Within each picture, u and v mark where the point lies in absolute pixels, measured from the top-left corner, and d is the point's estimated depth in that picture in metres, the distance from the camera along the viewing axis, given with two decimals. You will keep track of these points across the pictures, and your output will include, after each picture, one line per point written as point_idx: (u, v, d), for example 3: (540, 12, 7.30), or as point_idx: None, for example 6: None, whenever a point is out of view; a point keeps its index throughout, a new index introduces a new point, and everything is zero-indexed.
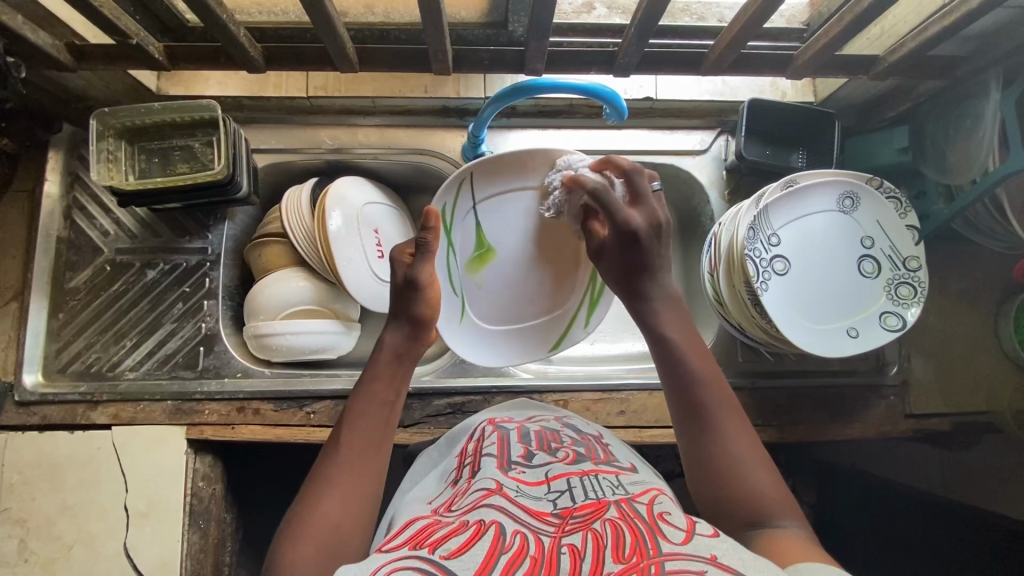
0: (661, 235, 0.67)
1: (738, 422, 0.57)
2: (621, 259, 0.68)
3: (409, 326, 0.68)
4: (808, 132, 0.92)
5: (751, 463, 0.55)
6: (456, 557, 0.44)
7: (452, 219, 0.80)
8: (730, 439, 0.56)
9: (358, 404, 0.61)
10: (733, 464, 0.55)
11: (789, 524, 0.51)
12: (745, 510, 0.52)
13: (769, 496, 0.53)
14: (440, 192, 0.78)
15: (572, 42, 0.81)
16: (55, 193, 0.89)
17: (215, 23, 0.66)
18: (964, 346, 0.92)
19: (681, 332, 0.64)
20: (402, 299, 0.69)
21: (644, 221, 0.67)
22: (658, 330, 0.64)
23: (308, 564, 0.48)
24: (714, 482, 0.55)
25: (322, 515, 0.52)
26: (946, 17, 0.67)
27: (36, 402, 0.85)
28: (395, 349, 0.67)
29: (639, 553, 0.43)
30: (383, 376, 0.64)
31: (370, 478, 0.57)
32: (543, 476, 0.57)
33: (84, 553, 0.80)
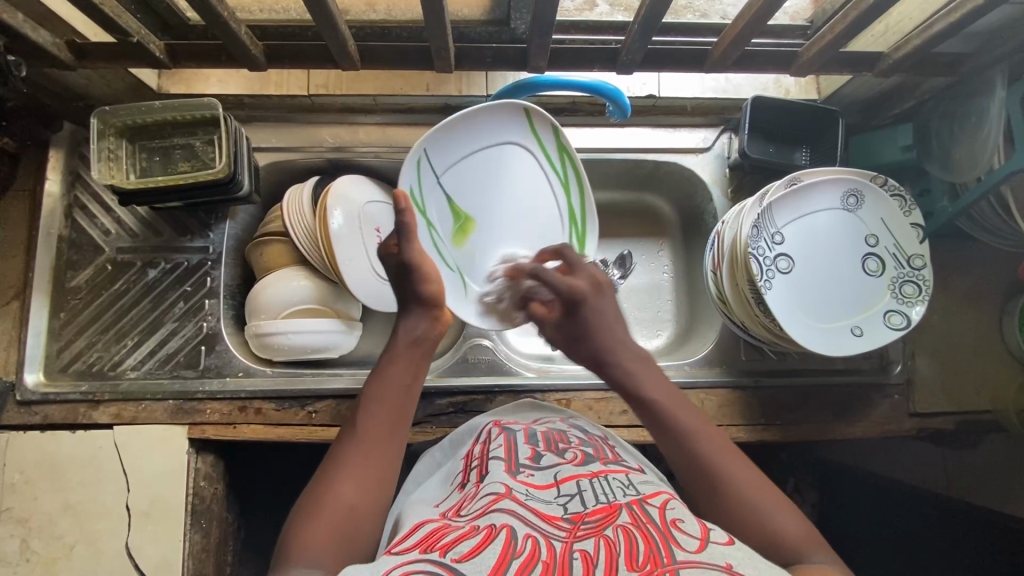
0: (605, 294, 0.69)
1: (742, 464, 0.57)
2: (574, 332, 0.68)
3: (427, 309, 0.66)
4: (811, 129, 0.91)
5: (768, 501, 0.55)
6: (469, 562, 0.44)
7: (423, 197, 0.77)
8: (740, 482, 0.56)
9: (377, 387, 0.61)
10: (752, 509, 0.54)
11: (817, 559, 0.51)
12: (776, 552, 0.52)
13: (795, 534, 0.53)
14: (402, 172, 0.74)
15: (574, 40, 0.80)
16: (56, 192, 0.89)
17: (217, 20, 0.66)
18: (968, 344, 0.92)
19: (657, 388, 0.64)
20: (403, 283, 0.67)
21: (587, 286, 0.69)
22: (634, 393, 0.64)
23: (316, 553, 0.50)
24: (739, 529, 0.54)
25: (335, 500, 0.54)
26: (951, 13, 0.67)
27: (37, 401, 0.84)
28: (414, 335, 0.65)
29: (654, 562, 0.42)
30: (402, 361, 0.63)
31: (383, 465, 0.58)
32: (552, 479, 0.57)
33: (85, 552, 0.80)
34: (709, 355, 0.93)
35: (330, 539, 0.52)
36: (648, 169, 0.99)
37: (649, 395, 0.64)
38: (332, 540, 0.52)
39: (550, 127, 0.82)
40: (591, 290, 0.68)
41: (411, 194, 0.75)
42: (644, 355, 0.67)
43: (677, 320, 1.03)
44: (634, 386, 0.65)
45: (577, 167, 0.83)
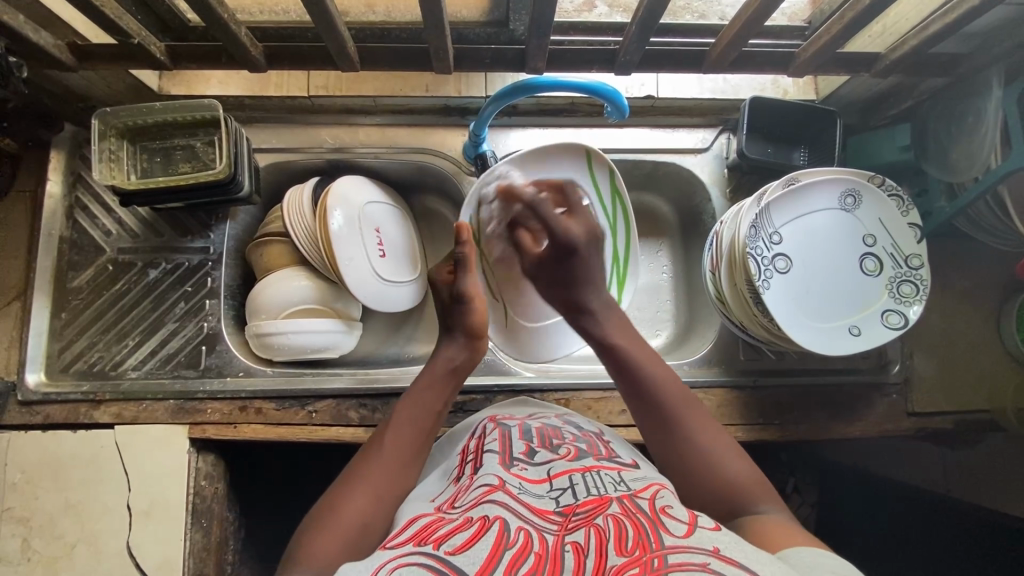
0: (598, 247, 0.74)
1: (698, 414, 0.63)
2: (557, 271, 0.73)
3: (467, 340, 0.71)
4: (809, 130, 0.91)
5: (720, 452, 0.59)
6: (461, 554, 0.44)
7: (480, 230, 0.84)
8: (694, 432, 0.61)
9: (406, 408, 0.66)
10: (708, 457, 0.59)
11: (767, 507, 0.55)
12: (724, 501, 0.56)
13: (744, 482, 0.57)
14: (462, 209, 0.81)
15: (573, 41, 0.81)
16: (57, 193, 0.89)
17: (216, 22, 0.66)
18: (966, 344, 0.92)
19: (624, 337, 0.69)
20: (453, 314, 0.73)
21: (584, 234, 0.73)
22: (603, 339, 0.70)
23: (327, 553, 0.52)
24: (689, 476, 0.59)
25: (350, 506, 0.56)
26: (947, 14, 0.67)
27: (38, 401, 0.85)
28: (450, 363, 0.70)
29: (642, 547, 0.42)
30: (433, 386, 0.68)
31: (397, 483, 0.60)
32: (545, 473, 0.57)
33: (86, 552, 0.80)
34: (708, 354, 0.93)
35: (341, 548, 0.53)
36: (647, 169, 1.00)
37: (617, 342, 0.69)
38: (343, 547, 0.53)
39: (607, 168, 0.85)
40: (585, 235, 0.73)
41: (469, 227, 0.83)
42: (613, 304, 0.74)
43: (675, 319, 1.04)
44: (603, 334, 0.70)
45: (626, 209, 0.87)
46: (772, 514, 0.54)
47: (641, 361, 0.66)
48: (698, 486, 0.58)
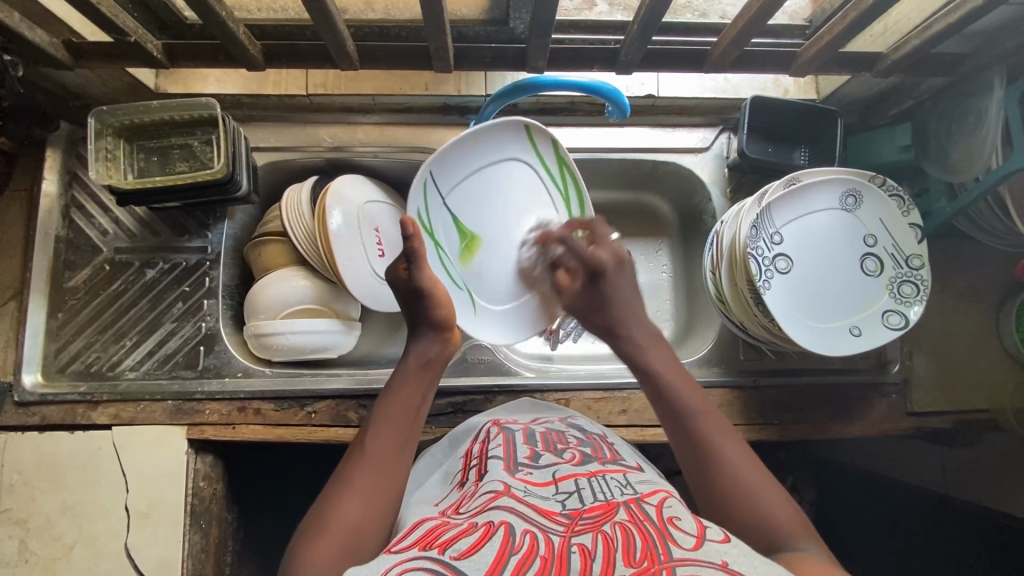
0: (623, 273, 0.72)
1: (734, 443, 0.61)
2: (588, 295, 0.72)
3: (437, 332, 0.69)
4: (810, 129, 0.91)
5: (758, 488, 0.57)
6: (467, 558, 0.44)
7: (430, 217, 0.81)
8: (734, 464, 0.59)
9: (386, 406, 0.64)
10: (747, 493, 0.57)
11: (806, 546, 0.53)
12: (759, 530, 0.55)
13: (785, 520, 0.55)
14: (409, 195, 0.78)
15: (574, 39, 0.80)
16: (53, 192, 0.88)
17: (214, 20, 0.66)
18: (966, 344, 0.92)
19: (664, 362, 0.68)
20: (414, 308, 0.70)
21: (611, 257, 0.72)
22: (641, 363, 0.68)
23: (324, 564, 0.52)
24: (726, 507, 0.57)
25: (342, 516, 0.55)
26: (949, 15, 0.67)
27: (35, 402, 0.84)
28: (423, 356, 0.68)
29: (650, 558, 0.42)
30: (411, 381, 0.66)
31: (388, 483, 0.59)
32: (550, 477, 0.57)
33: (85, 553, 0.80)
34: (708, 355, 0.93)
35: (334, 558, 0.52)
36: (646, 168, 0.99)
37: (658, 369, 0.67)
38: (338, 559, 0.53)
39: (548, 141, 0.84)
40: (613, 263, 0.71)
41: (419, 217, 0.79)
42: (654, 329, 0.71)
43: (675, 319, 1.04)
44: (643, 359, 0.68)
45: (574, 176, 0.87)
46: (811, 552, 0.52)
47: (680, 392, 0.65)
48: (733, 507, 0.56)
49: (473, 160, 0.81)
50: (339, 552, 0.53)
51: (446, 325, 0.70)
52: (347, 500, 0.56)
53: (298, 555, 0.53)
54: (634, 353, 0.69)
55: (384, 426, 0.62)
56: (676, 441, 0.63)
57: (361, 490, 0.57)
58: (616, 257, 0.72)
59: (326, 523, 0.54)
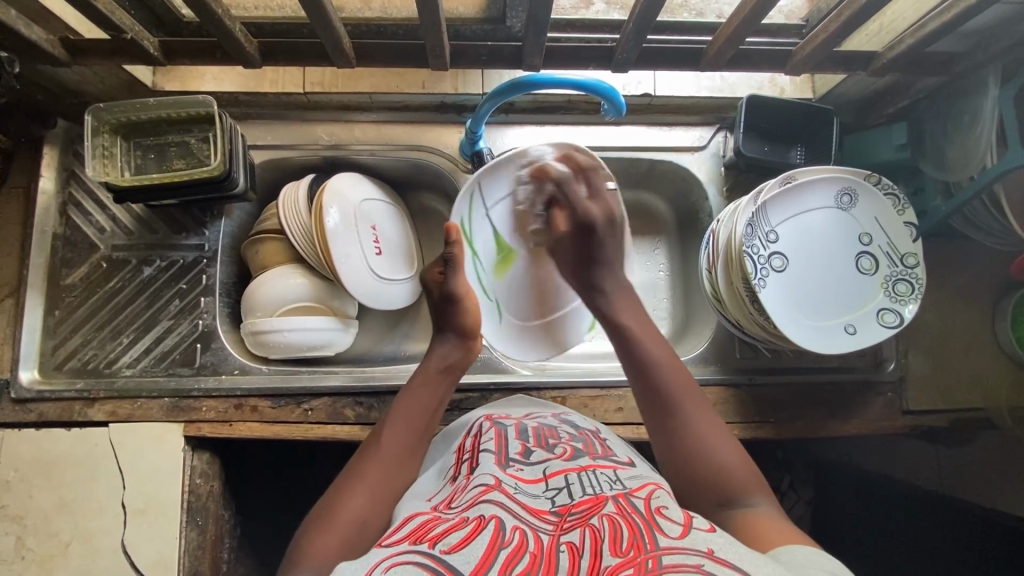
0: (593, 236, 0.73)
1: (694, 398, 0.63)
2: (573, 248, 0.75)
3: (459, 339, 0.74)
4: (806, 128, 0.91)
5: (708, 434, 0.60)
6: (456, 553, 0.44)
7: (471, 226, 0.86)
8: (690, 417, 0.61)
9: (402, 405, 0.68)
10: (700, 442, 0.60)
11: (756, 501, 0.55)
12: (710, 482, 0.57)
13: (737, 474, 0.57)
14: (456, 203, 0.83)
15: (571, 38, 0.80)
16: (50, 189, 0.88)
17: (211, 17, 0.66)
18: (962, 342, 0.92)
19: (633, 317, 0.70)
20: (443, 314, 0.74)
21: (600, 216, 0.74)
22: (615, 318, 0.71)
23: (332, 549, 0.53)
24: (682, 459, 0.59)
25: (353, 504, 0.57)
26: (943, 13, 0.67)
27: (32, 399, 0.84)
28: (443, 361, 0.72)
29: (636, 547, 0.43)
30: (429, 383, 0.70)
31: (395, 479, 0.62)
32: (541, 473, 0.57)
33: (81, 550, 0.80)
34: (704, 353, 0.93)
35: (342, 543, 0.54)
36: (643, 167, 0.99)
37: (628, 323, 0.69)
38: (345, 545, 0.54)
39: None
40: (605, 221, 0.74)
41: (461, 225, 0.84)
42: (630, 287, 0.74)
43: (671, 318, 1.04)
44: (616, 315, 0.71)
45: None
46: (761, 509, 0.54)
47: (643, 347, 0.67)
48: (684, 455, 0.59)
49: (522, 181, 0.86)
50: (351, 537, 0.55)
51: (470, 331, 0.74)
52: (358, 490, 0.59)
53: (308, 537, 0.55)
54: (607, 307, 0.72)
55: (399, 424, 0.66)
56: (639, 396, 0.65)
57: (371, 481, 0.60)
58: (609, 213, 0.74)
59: (338, 508, 0.57)
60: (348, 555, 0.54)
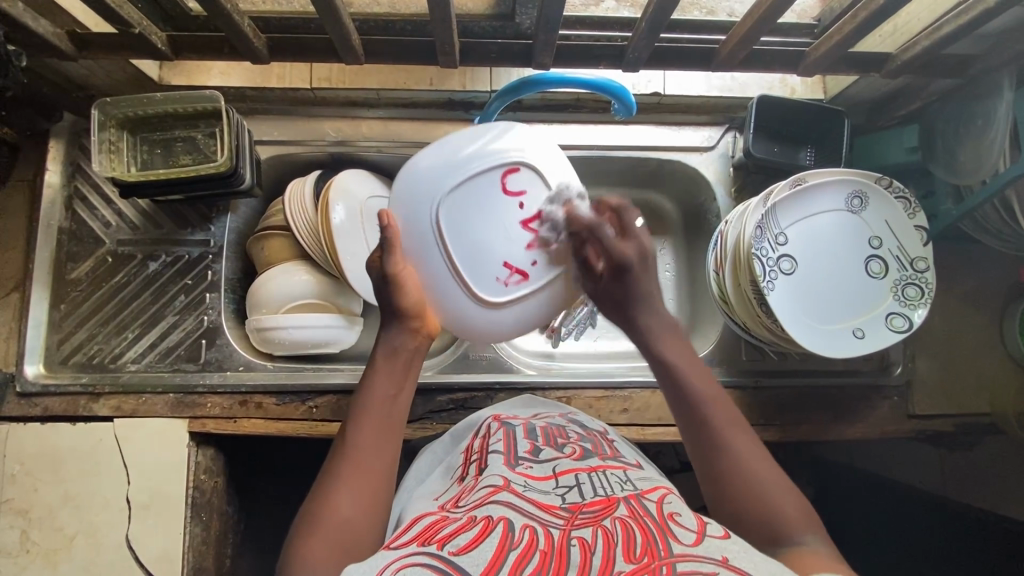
0: (649, 267, 0.68)
1: (746, 437, 0.60)
2: (610, 284, 0.68)
3: (398, 322, 0.65)
4: (818, 129, 0.91)
5: (772, 484, 0.56)
6: (466, 553, 0.44)
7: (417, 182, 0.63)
8: (745, 457, 0.58)
9: (362, 399, 0.62)
10: (760, 492, 0.55)
11: (807, 538, 0.52)
12: (764, 527, 0.53)
13: (786, 508, 0.54)
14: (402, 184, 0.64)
15: (580, 36, 0.80)
16: (56, 182, 0.88)
17: (219, 12, 0.65)
18: (970, 347, 0.92)
19: (681, 355, 0.66)
20: (381, 297, 0.65)
21: (634, 252, 0.67)
22: (659, 352, 0.67)
23: (323, 558, 0.50)
24: (743, 510, 0.55)
25: (335, 509, 0.54)
26: (960, 16, 0.66)
27: (37, 393, 0.84)
28: (393, 350, 0.65)
29: (650, 553, 0.42)
30: (382, 373, 0.63)
31: (373, 468, 0.58)
32: (550, 471, 0.57)
33: (85, 545, 0.80)
34: (710, 354, 0.93)
35: (331, 551, 0.51)
36: (651, 167, 0.99)
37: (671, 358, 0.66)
38: (338, 546, 0.51)
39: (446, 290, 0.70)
40: (637, 258, 0.67)
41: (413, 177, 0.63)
42: (672, 322, 0.69)
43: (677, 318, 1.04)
44: (663, 353, 0.66)
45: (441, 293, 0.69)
46: (811, 545, 0.51)
47: (682, 370, 0.65)
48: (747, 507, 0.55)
49: (435, 182, 0.62)
50: (334, 543, 0.51)
51: (411, 313, 0.65)
52: (340, 491, 0.55)
53: (295, 546, 0.52)
54: (652, 327, 0.68)
55: (366, 416, 0.61)
56: (688, 436, 0.62)
57: (352, 479, 0.56)
58: (643, 251, 0.68)
59: (321, 512, 0.53)
60: (338, 561, 0.51)
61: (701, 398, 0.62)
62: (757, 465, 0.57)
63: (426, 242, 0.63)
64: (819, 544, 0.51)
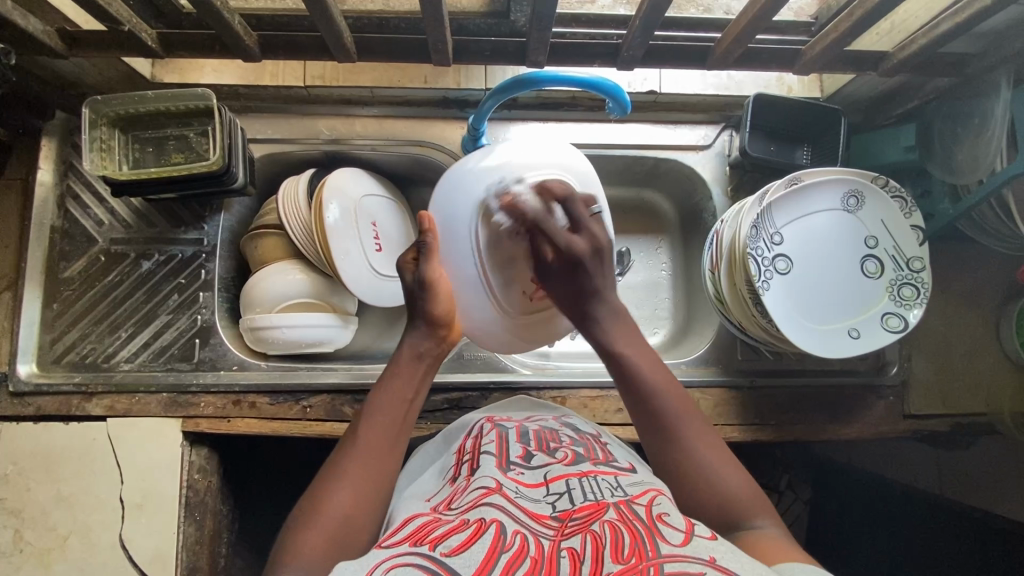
0: (605, 261, 0.65)
1: (700, 426, 0.59)
2: (561, 273, 0.66)
3: (429, 327, 0.66)
4: (815, 128, 0.90)
5: (721, 466, 0.56)
6: (457, 555, 0.44)
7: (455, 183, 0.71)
8: (698, 447, 0.58)
9: (377, 399, 0.61)
10: (709, 478, 0.56)
11: (762, 522, 0.53)
12: (718, 512, 0.54)
13: (741, 495, 0.55)
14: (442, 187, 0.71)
15: (575, 34, 0.79)
16: (48, 181, 0.88)
17: (209, 9, 0.64)
18: (966, 346, 0.92)
19: (634, 346, 0.64)
20: (412, 300, 0.66)
21: (587, 247, 0.64)
22: (611, 346, 0.64)
23: (315, 555, 0.50)
24: (694, 498, 0.55)
25: (331, 506, 0.53)
26: (957, 14, 0.65)
27: (30, 393, 0.84)
28: (414, 352, 0.65)
29: (638, 555, 0.42)
30: (399, 374, 0.63)
31: (376, 469, 0.57)
32: (542, 477, 0.57)
33: (79, 544, 0.80)
34: (706, 354, 0.93)
35: (323, 549, 0.50)
36: (648, 165, 0.98)
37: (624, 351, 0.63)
38: (331, 545, 0.51)
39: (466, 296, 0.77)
40: (589, 253, 0.64)
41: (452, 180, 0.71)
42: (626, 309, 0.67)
43: (673, 317, 1.03)
44: (613, 342, 0.64)
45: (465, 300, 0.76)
46: (766, 530, 0.52)
47: (635, 362, 0.63)
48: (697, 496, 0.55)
49: (473, 188, 0.70)
50: (327, 541, 0.51)
51: (443, 321, 0.66)
52: (339, 489, 0.54)
53: (289, 540, 0.51)
54: (605, 319, 0.65)
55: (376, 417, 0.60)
56: (641, 427, 0.61)
57: (353, 478, 0.55)
58: (594, 243, 0.65)
59: (317, 509, 0.53)
60: (329, 556, 0.50)
61: (654, 389, 0.61)
62: (708, 454, 0.57)
63: (460, 244, 0.70)
64: (774, 528, 0.52)
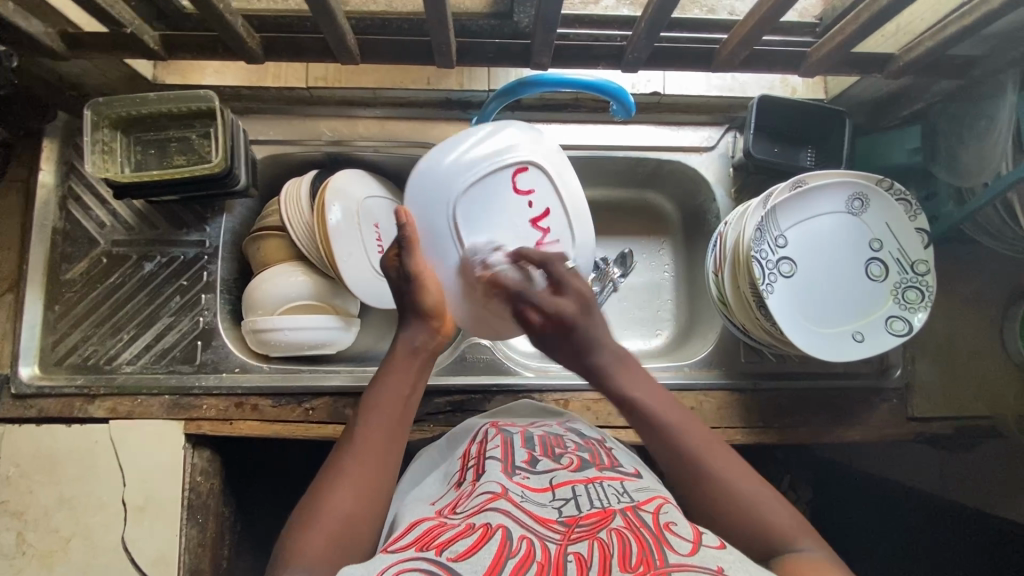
0: (596, 314, 0.62)
1: (723, 457, 0.57)
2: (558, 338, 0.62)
3: (423, 321, 0.64)
4: (819, 129, 0.90)
5: (752, 492, 0.55)
6: (464, 560, 0.44)
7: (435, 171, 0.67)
8: (730, 480, 0.56)
9: (375, 397, 0.61)
10: (750, 509, 0.54)
11: (806, 546, 0.52)
12: (761, 544, 0.53)
13: (778, 518, 0.53)
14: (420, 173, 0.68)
15: (579, 36, 0.79)
16: (50, 182, 0.88)
17: (212, 12, 0.64)
18: (970, 349, 0.91)
19: (634, 383, 0.61)
20: (401, 294, 0.65)
21: (575, 303, 0.62)
22: (615, 389, 0.61)
23: (315, 560, 0.49)
24: (743, 536, 0.53)
25: (332, 508, 0.53)
26: (963, 18, 0.65)
27: (32, 395, 0.84)
28: (413, 347, 0.64)
29: (646, 564, 0.42)
30: (397, 370, 0.62)
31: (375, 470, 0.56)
32: (547, 483, 0.57)
33: (81, 547, 0.80)
34: (709, 356, 0.92)
35: (324, 553, 0.50)
36: (650, 167, 0.98)
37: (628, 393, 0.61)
38: (331, 549, 0.50)
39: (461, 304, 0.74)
40: (577, 310, 0.61)
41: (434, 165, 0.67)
42: (625, 352, 0.63)
43: (676, 319, 1.03)
44: (615, 384, 0.61)
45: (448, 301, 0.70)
46: (810, 552, 0.51)
47: (643, 406, 0.60)
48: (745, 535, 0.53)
49: (457, 171, 0.67)
50: (327, 547, 0.50)
51: (433, 313, 0.65)
52: (339, 490, 0.54)
53: (288, 543, 0.51)
54: (605, 367, 0.62)
55: (375, 416, 0.59)
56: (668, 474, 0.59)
57: (353, 479, 0.55)
58: (581, 298, 0.62)
59: (317, 512, 0.52)
60: (330, 561, 0.50)
61: (668, 430, 0.59)
62: (741, 486, 0.55)
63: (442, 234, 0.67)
64: (815, 549, 0.51)
